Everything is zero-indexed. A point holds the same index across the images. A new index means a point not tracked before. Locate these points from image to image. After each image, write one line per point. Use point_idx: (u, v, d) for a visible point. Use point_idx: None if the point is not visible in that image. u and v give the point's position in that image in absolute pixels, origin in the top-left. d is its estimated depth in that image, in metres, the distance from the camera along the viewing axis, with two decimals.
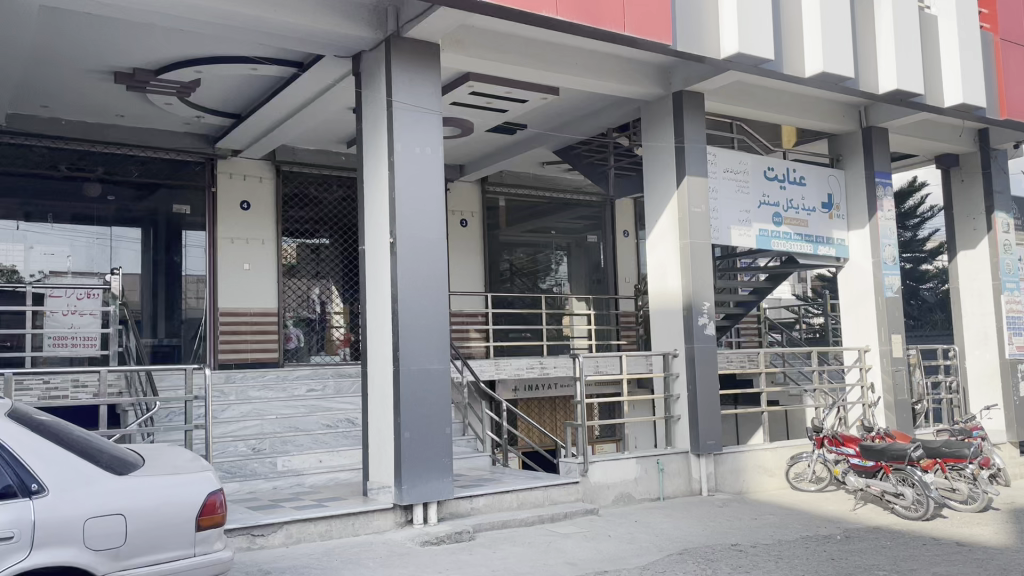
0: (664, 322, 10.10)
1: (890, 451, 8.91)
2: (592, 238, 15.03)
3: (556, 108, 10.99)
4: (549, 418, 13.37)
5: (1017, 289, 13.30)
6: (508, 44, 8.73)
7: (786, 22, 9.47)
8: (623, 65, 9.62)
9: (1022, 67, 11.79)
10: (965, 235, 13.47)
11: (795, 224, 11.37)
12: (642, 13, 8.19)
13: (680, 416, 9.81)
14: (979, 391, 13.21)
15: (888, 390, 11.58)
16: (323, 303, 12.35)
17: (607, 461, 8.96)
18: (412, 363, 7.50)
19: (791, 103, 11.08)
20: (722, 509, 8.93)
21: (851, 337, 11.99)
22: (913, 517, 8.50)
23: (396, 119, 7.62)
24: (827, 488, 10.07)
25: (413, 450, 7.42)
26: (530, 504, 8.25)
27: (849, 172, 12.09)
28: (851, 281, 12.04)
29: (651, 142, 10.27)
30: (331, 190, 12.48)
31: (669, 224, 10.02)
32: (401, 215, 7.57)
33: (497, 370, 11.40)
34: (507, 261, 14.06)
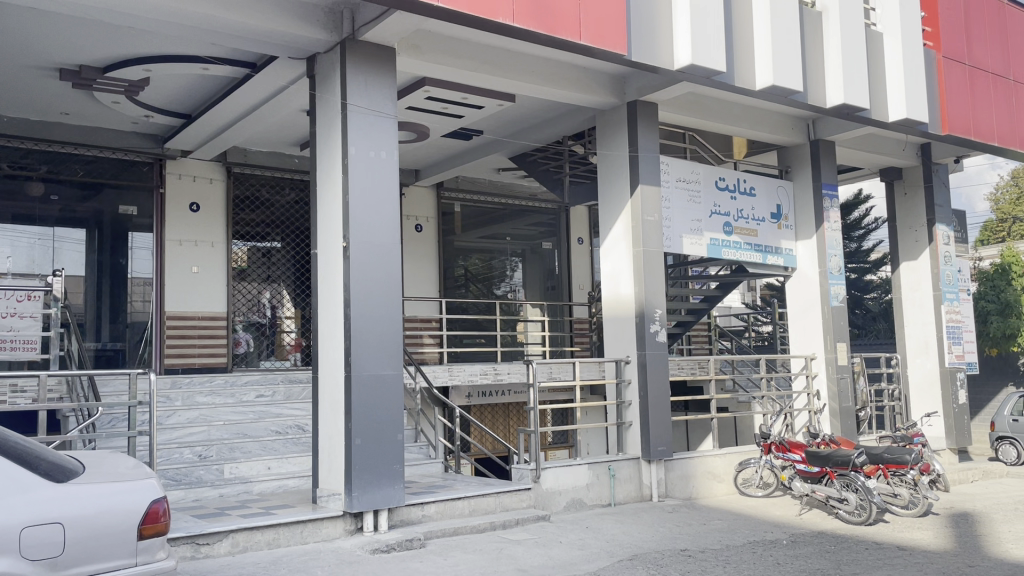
0: (617, 329, 10.17)
1: (834, 458, 9.11)
2: (547, 245, 15.11)
3: (512, 115, 11.02)
4: (502, 424, 13.36)
5: (957, 300, 13.72)
6: (463, 50, 8.73)
7: (739, 35, 9.65)
8: (578, 74, 9.68)
9: (965, 83, 12.17)
10: (907, 246, 13.86)
11: (744, 233, 11.57)
12: (597, 22, 8.28)
13: (631, 422, 9.90)
14: (920, 398, 13.58)
15: (832, 398, 11.82)
16: (273, 307, 12.16)
17: (559, 467, 8.99)
18: (365, 370, 7.43)
19: (741, 115, 11.28)
20: (672, 515, 9.01)
21: (799, 344, 12.22)
22: (856, 522, 8.69)
23: (351, 122, 7.55)
24: (774, 493, 10.26)
25: (365, 457, 7.35)
26: (482, 511, 8.24)
27: (798, 184, 12.36)
28: (798, 290, 12.30)
29: (606, 150, 10.37)
30: (283, 193, 12.32)
31: (622, 232, 10.13)
32: (355, 218, 7.51)
33: (450, 376, 11.33)
34: (461, 267, 14.02)
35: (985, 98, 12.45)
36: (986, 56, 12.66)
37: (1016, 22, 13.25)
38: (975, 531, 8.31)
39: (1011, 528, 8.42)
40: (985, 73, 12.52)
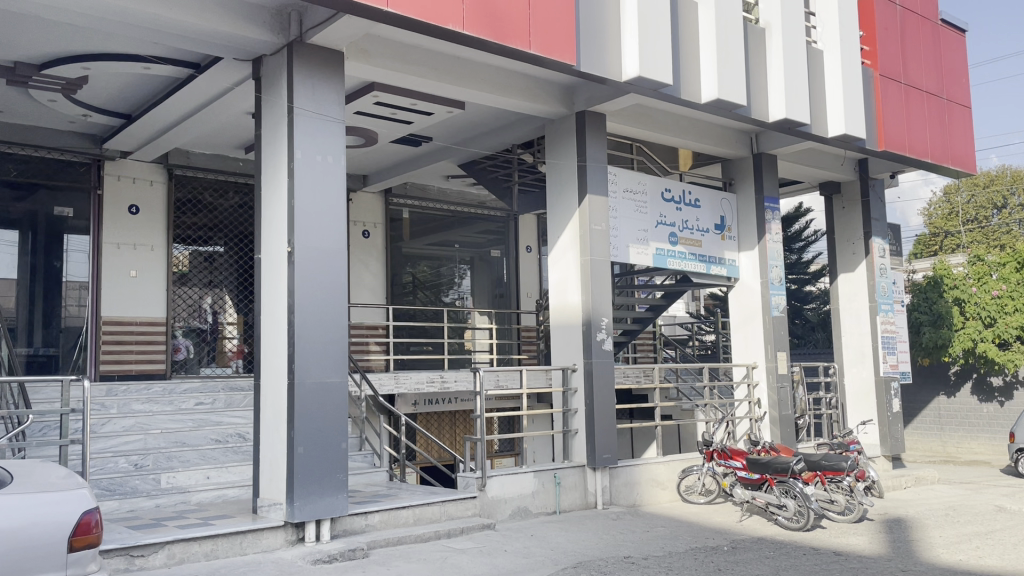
0: (564, 337, 10.23)
1: (774, 464, 9.29)
2: (495, 252, 15.14)
3: (461, 122, 11.03)
4: (448, 432, 13.30)
5: (891, 311, 14.12)
6: (413, 55, 8.70)
7: (685, 49, 9.81)
8: (528, 82, 9.72)
9: (900, 101, 12.57)
10: (845, 258, 14.25)
11: (689, 244, 11.76)
12: (547, 31, 8.34)
13: (577, 430, 9.96)
14: (855, 407, 13.95)
15: (772, 406, 12.07)
16: (214, 313, 11.90)
17: (505, 475, 8.98)
18: (309, 377, 7.33)
19: (688, 127, 11.47)
20: (617, 522, 9.09)
21: (740, 353, 12.45)
22: (794, 528, 8.88)
23: (297, 126, 7.45)
24: (716, 500, 10.41)
25: (307, 465, 7.24)
26: (427, 519, 8.17)
27: (741, 196, 12.62)
28: (740, 300, 12.55)
29: (554, 159, 10.44)
30: (227, 197, 12.10)
31: (570, 241, 10.19)
32: (300, 224, 7.40)
33: (396, 384, 11.20)
34: (409, 274, 13.94)
35: (920, 116, 12.90)
36: (922, 76, 13.08)
37: (950, 43, 13.75)
38: (908, 537, 8.55)
39: (941, 533, 8.71)
40: (920, 92, 12.95)
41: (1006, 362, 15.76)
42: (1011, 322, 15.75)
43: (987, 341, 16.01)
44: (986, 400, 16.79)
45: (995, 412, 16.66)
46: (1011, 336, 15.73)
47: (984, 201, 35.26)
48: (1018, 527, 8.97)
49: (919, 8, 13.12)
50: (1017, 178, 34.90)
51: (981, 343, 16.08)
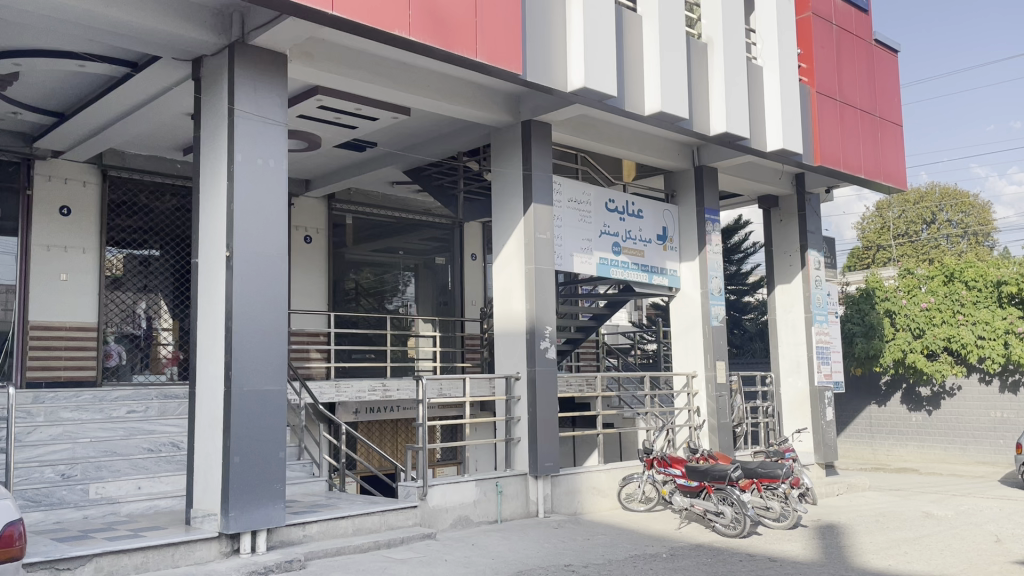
0: (508, 345, 10.23)
1: (712, 472, 9.39)
2: (439, 260, 15.09)
3: (407, 128, 10.97)
4: (390, 441, 13.18)
5: (826, 322, 14.48)
6: (358, 60, 8.63)
7: (629, 62, 9.93)
8: (474, 91, 9.73)
9: (836, 118, 12.95)
10: (782, 270, 14.60)
11: (632, 254, 11.90)
12: (494, 40, 8.37)
13: (520, 438, 9.97)
14: (791, 415, 14.28)
15: (711, 414, 12.27)
16: (149, 318, 11.58)
17: (446, 484, 8.92)
18: (245, 384, 7.17)
19: (631, 139, 11.63)
20: (558, 530, 9.10)
21: (681, 362, 12.63)
22: (732, 535, 9.03)
23: (238, 128, 7.31)
24: (655, 508, 10.54)
25: (243, 475, 7.08)
26: (366, 529, 8.06)
27: (683, 208, 12.83)
28: (681, 310, 12.74)
29: (499, 167, 10.46)
30: (164, 200, 11.81)
31: (514, 250, 10.21)
32: (239, 228, 7.25)
33: (337, 393, 11.01)
34: (352, 280, 13.79)
35: (854, 133, 13.31)
36: (856, 93, 13.50)
37: (883, 64, 14.22)
38: (839, 543, 8.77)
39: (871, 539, 8.95)
40: (854, 110, 13.36)
41: (934, 372, 16.42)
42: (938, 333, 16.41)
43: (916, 351, 16.64)
44: (914, 408, 17.35)
45: (922, 420, 17.22)
46: (939, 347, 16.41)
47: (914, 216, 36.48)
48: (944, 532, 9.28)
49: (854, 28, 13.55)
50: (944, 195, 36.20)
51: (910, 353, 16.67)
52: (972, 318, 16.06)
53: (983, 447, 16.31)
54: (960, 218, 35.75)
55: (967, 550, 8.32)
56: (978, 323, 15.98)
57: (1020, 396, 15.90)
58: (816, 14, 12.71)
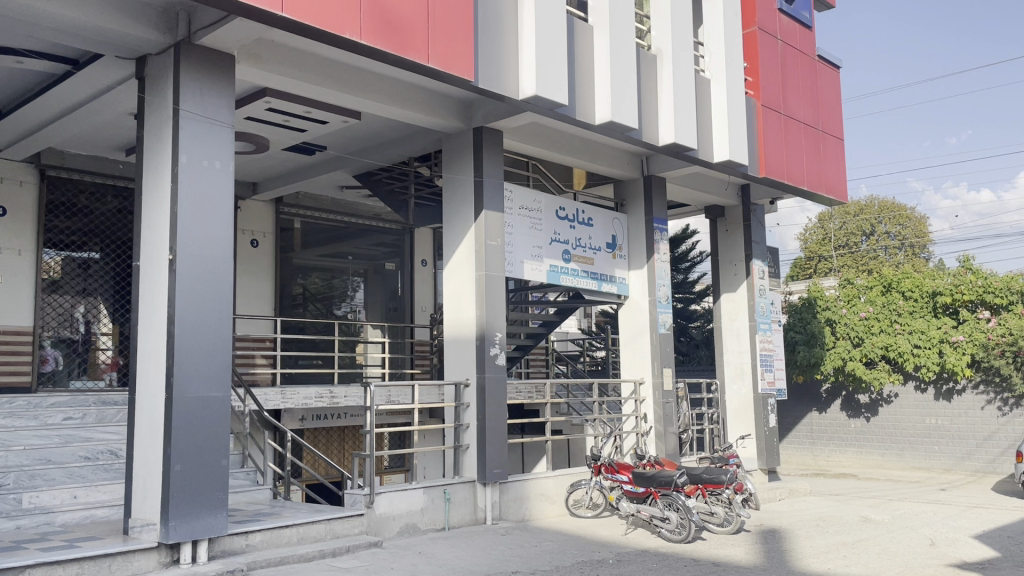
0: (457, 352, 10.21)
1: (658, 478, 9.53)
2: (389, 265, 14.99)
3: (357, 132, 10.89)
4: (337, 448, 13.05)
5: (770, 330, 14.78)
6: (309, 63, 8.54)
7: (580, 72, 10.02)
8: (426, 96, 9.70)
9: (780, 130, 13.25)
10: (727, 279, 14.86)
11: (582, 261, 11.99)
12: (446, 46, 8.36)
13: (468, 445, 9.95)
14: (735, 421, 14.53)
15: (658, 420, 12.42)
16: (87, 322, 11.26)
17: (393, 491, 8.85)
18: (187, 391, 7.01)
19: (582, 147, 11.73)
20: (506, 537, 9.10)
21: (628, 370, 12.75)
22: (677, 540, 9.13)
23: (183, 129, 7.16)
24: (603, 514, 10.61)
25: (184, 483, 6.92)
26: (311, 538, 7.95)
27: (631, 217, 12.99)
28: (630, 318, 12.87)
29: (450, 174, 10.46)
30: (104, 201, 11.51)
31: (464, 256, 10.20)
32: (183, 231, 7.10)
33: (282, 399, 10.82)
34: (300, 285, 13.61)
35: (797, 145, 13.63)
36: (800, 107, 13.83)
37: (826, 78, 14.59)
38: (781, 547, 8.93)
39: (811, 543, 9.15)
40: (798, 123, 13.68)
41: (872, 380, 16.92)
42: (877, 342, 16.90)
43: (856, 359, 17.13)
44: (854, 415, 17.83)
45: (861, 427, 17.71)
46: (877, 356, 16.92)
47: (855, 228, 37.51)
48: (881, 535, 9.53)
49: (798, 43, 13.89)
50: (883, 208, 37.29)
51: (850, 362, 17.15)
52: (909, 327, 16.57)
53: (919, 453, 16.81)
54: (898, 230, 36.85)
55: (903, 554, 8.56)
56: (914, 332, 16.49)
57: (953, 403, 16.41)
58: (762, 29, 13.00)
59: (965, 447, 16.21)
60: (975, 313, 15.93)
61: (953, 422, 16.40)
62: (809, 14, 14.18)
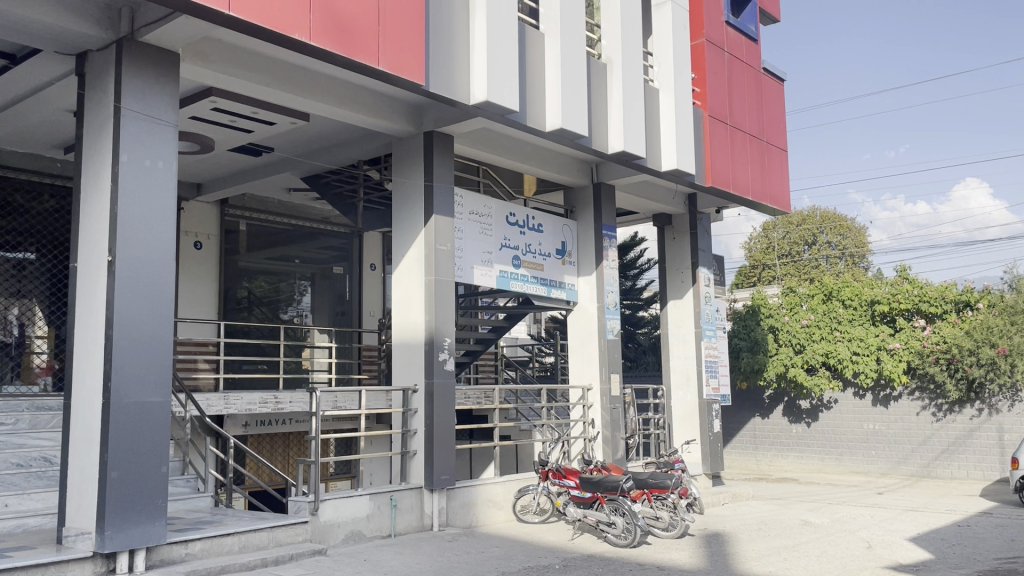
0: (406, 357, 10.14)
1: (604, 484, 9.53)
2: (337, 269, 14.82)
3: (306, 134, 10.75)
4: (281, 455, 12.85)
5: (714, 336, 15.02)
6: (256, 63, 8.41)
7: (531, 78, 10.06)
8: (376, 99, 9.64)
9: (726, 141, 13.50)
10: (674, 286, 15.07)
11: (532, 267, 12.03)
12: (396, 50, 8.31)
13: (416, 451, 9.87)
14: (681, 427, 14.73)
15: (605, 425, 12.51)
16: (21, 326, 10.87)
17: (338, 498, 8.75)
18: (126, 396, 6.82)
19: (532, 154, 11.79)
20: (452, 544, 9.05)
21: (577, 375, 12.82)
22: (622, 545, 9.21)
23: (124, 128, 6.98)
24: (550, 519, 10.66)
25: (121, 491, 6.72)
26: (253, 547, 7.79)
27: (581, 223, 13.08)
28: (578, 323, 12.95)
29: (400, 177, 10.41)
30: (41, 200, 11.16)
31: (414, 261, 10.14)
32: (124, 233, 6.92)
33: (225, 405, 10.58)
34: (245, 289, 13.36)
35: (743, 156, 13.90)
36: (746, 118, 14.11)
37: (771, 91, 14.91)
38: (723, 551, 9.06)
39: (753, 547, 9.31)
40: (743, 134, 13.96)
41: (813, 387, 17.33)
42: (817, 349, 17.35)
43: (797, 366, 17.56)
44: (795, 421, 18.23)
45: (802, 432, 18.10)
46: (817, 362, 17.34)
47: (797, 238, 38.36)
48: (820, 539, 9.75)
49: (744, 56, 14.17)
50: (825, 218, 38.24)
51: (792, 368, 17.56)
52: (848, 335, 17.00)
53: (857, 457, 17.27)
54: (839, 240, 37.82)
55: (842, 556, 8.77)
56: (853, 340, 16.93)
57: (890, 409, 16.89)
58: (709, 40, 13.22)
59: (901, 451, 16.69)
60: (911, 321, 16.43)
61: (890, 427, 16.87)
62: (755, 27, 14.47)
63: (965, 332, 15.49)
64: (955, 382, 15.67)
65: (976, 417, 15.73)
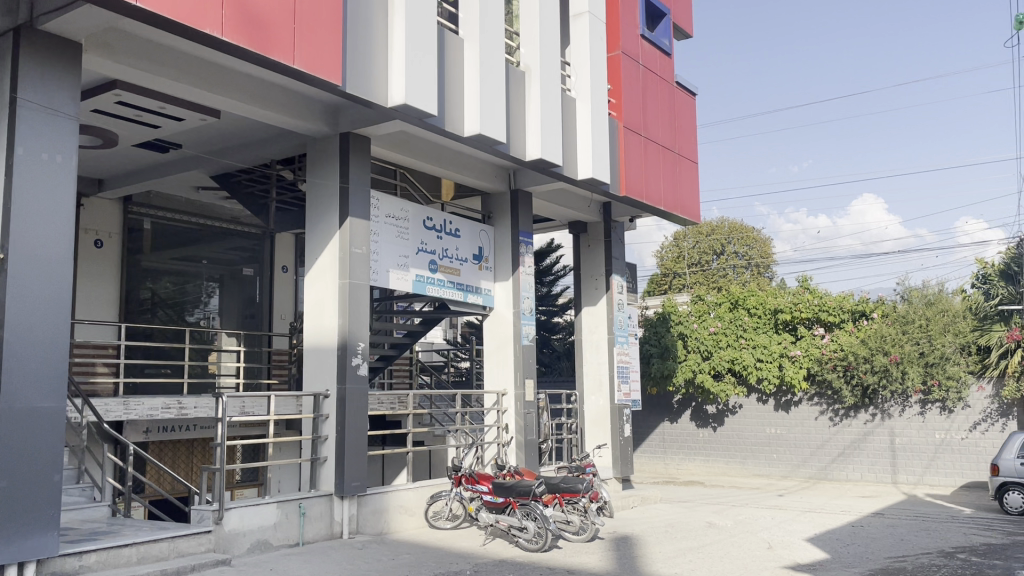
0: (318, 362, 9.95)
1: (517, 488, 9.63)
2: (248, 271, 14.42)
3: (216, 131, 10.45)
4: (184, 462, 12.41)
5: (626, 343, 15.30)
6: (165, 57, 8.10)
7: (449, 84, 10.06)
8: (292, 98, 9.46)
9: (640, 152, 13.81)
10: (589, 293, 15.30)
11: (448, 272, 12.00)
12: (312, 49, 8.17)
13: (326, 458, 9.69)
14: (592, 432, 14.94)
15: (519, 431, 12.58)
16: None
17: (244, 506, 8.51)
18: (16, 401, 6.46)
19: (450, 158, 11.77)
20: (363, 551, 8.93)
21: (491, 381, 12.84)
22: (533, 549, 9.27)
23: (20, 119, 6.62)
24: (462, 525, 10.65)
25: (9, 501, 6.36)
26: (152, 558, 7.48)
27: (498, 230, 13.15)
28: (493, 329, 12.97)
29: (315, 179, 10.23)
30: None
31: (327, 264, 9.96)
32: (17, 228, 6.57)
33: (125, 411, 10.08)
34: (148, 290, 12.85)
35: (656, 167, 14.25)
36: (659, 129, 14.45)
37: (682, 104, 15.32)
38: (632, 553, 9.24)
39: (660, 549, 9.52)
40: (656, 145, 14.30)
41: (719, 392, 17.86)
42: (723, 356, 17.82)
43: (704, 372, 18.00)
44: (701, 425, 18.76)
45: (708, 436, 18.64)
46: (724, 369, 17.85)
47: (706, 248, 39.52)
48: (722, 540, 10.06)
49: (658, 70, 14.52)
50: (733, 229, 39.51)
51: (699, 374, 18.01)
52: (752, 342, 17.58)
53: (759, 460, 17.89)
54: (745, 251, 39.13)
55: (743, 557, 9.07)
56: (757, 347, 17.51)
57: (791, 414, 17.59)
58: (625, 53, 13.48)
59: (801, 454, 17.38)
60: (811, 330, 17.15)
61: (790, 431, 17.56)
62: (669, 42, 14.86)
63: (860, 341, 16.33)
64: (851, 389, 16.45)
65: (870, 421, 16.58)
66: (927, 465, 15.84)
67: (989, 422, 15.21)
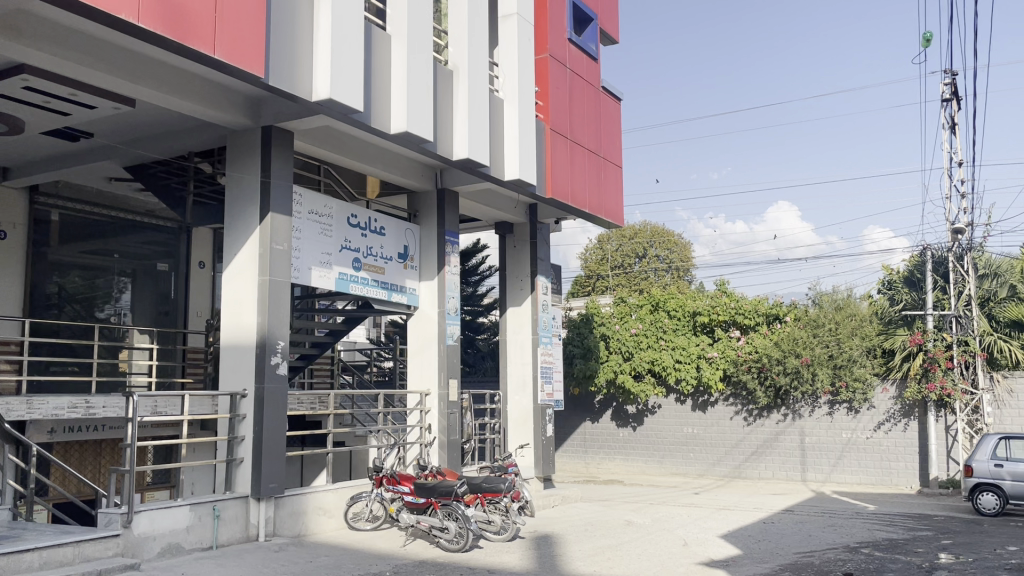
0: (235, 361, 9.70)
1: (438, 489, 9.58)
2: (162, 266, 13.90)
3: (132, 121, 10.09)
4: (91, 463, 11.93)
5: (550, 343, 15.43)
6: (76, 42, 7.77)
7: (376, 80, 9.95)
8: (212, 89, 9.20)
9: (565, 154, 13.95)
10: (513, 294, 15.37)
11: (371, 270, 11.86)
12: (234, 39, 7.96)
13: (242, 458, 9.46)
14: (515, 432, 14.99)
15: (441, 431, 12.51)
16: None
17: (155, 509, 8.23)
18: None
19: (376, 155, 11.65)
20: (279, 553, 8.76)
21: (414, 380, 12.75)
22: (454, 549, 9.28)
23: None
24: (382, 525, 10.54)
25: None
26: (56, 563, 7.14)
27: (424, 229, 13.07)
28: (417, 329, 12.88)
29: (235, 173, 9.97)
30: None
31: (247, 260, 9.72)
32: None
33: (27, 411, 9.58)
34: (55, 284, 12.29)
35: (580, 170, 14.42)
36: (584, 132, 14.62)
37: (608, 108, 15.54)
38: (553, 552, 9.32)
39: (580, 547, 9.64)
40: (581, 148, 14.47)
41: (639, 393, 18.19)
42: (644, 356, 18.16)
43: (625, 373, 18.32)
44: (622, 425, 19.08)
45: (628, 435, 18.97)
46: (644, 369, 18.19)
47: (629, 250, 40.20)
48: (641, 538, 10.24)
49: (584, 74, 14.68)
50: (655, 233, 40.33)
51: (620, 374, 18.31)
52: (672, 343, 17.95)
53: (677, 459, 18.31)
54: (666, 255, 39.96)
55: (661, 554, 9.25)
56: (676, 348, 17.90)
57: (707, 414, 18.06)
58: (553, 56, 13.60)
59: (716, 453, 17.88)
60: (727, 332, 17.61)
61: (706, 431, 18.04)
62: (595, 47, 15.05)
63: (773, 343, 16.84)
64: (764, 390, 17.02)
65: (782, 421, 17.20)
66: (835, 463, 16.53)
67: (893, 422, 15.96)
